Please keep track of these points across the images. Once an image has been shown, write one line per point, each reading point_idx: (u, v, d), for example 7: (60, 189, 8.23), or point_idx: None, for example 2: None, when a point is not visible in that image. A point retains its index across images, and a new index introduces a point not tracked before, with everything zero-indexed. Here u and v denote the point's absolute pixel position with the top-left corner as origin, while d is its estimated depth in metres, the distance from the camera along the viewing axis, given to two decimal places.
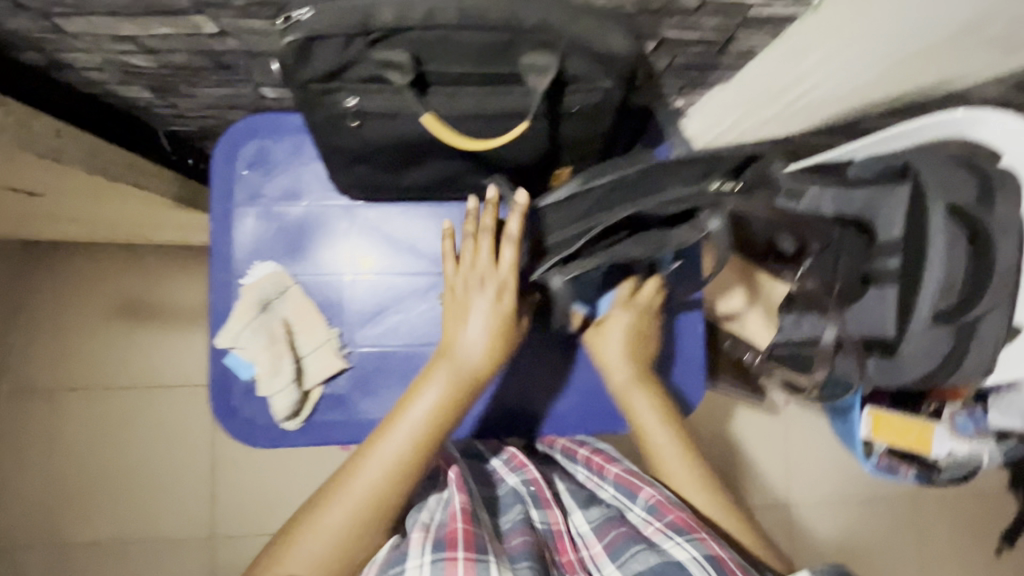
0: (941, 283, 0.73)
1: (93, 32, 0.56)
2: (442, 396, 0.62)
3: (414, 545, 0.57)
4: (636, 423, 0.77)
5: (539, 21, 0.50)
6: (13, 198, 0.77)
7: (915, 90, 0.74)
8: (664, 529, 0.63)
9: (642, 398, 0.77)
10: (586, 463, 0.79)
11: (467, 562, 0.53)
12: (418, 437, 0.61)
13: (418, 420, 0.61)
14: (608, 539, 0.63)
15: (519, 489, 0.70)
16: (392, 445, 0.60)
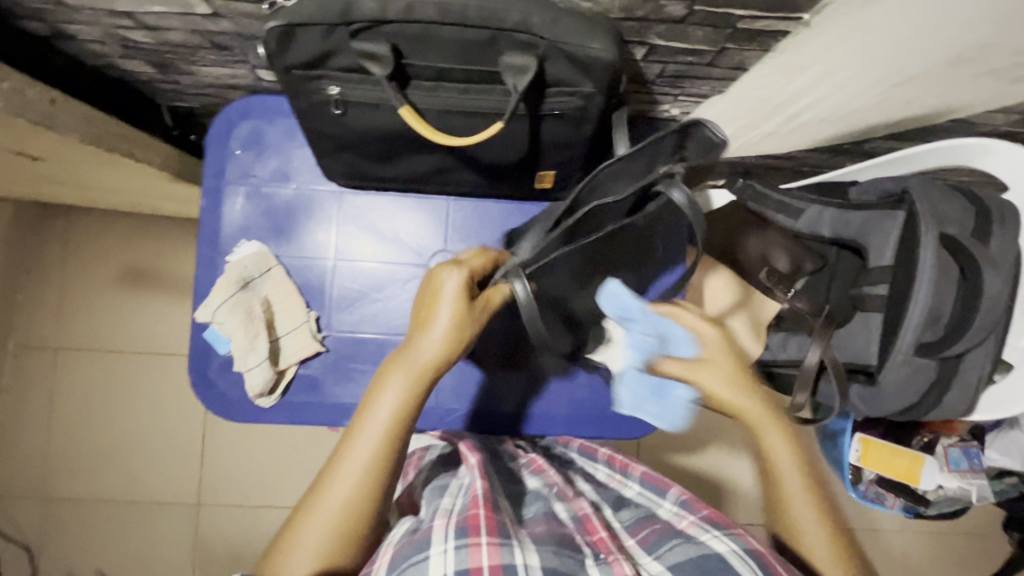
0: (928, 314, 0.70)
1: (91, 6, 0.58)
2: (403, 395, 0.57)
3: (435, 532, 0.54)
4: (769, 460, 0.65)
5: (519, 21, 0.50)
6: (19, 161, 0.80)
7: (917, 114, 0.72)
8: (701, 522, 0.59)
9: (773, 433, 0.66)
10: (608, 463, 0.77)
11: (492, 546, 0.52)
12: (382, 440, 0.55)
13: (379, 426, 0.56)
14: (642, 535, 0.60)
15: (541, 490, 0.69)
16: (359, 457, 0.55)
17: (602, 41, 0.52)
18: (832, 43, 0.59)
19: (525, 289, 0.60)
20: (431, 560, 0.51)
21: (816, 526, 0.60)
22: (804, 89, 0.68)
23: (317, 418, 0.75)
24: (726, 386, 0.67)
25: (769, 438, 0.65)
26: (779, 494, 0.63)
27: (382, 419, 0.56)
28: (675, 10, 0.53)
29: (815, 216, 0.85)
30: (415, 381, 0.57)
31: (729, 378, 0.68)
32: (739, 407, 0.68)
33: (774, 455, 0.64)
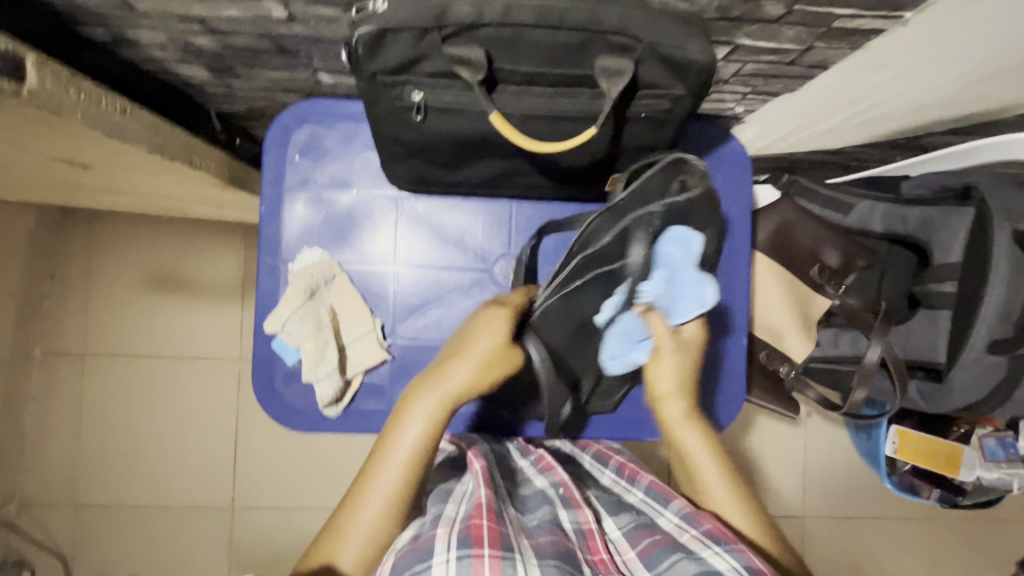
0: (1001, 311, 0.71)
1: (161, 12, 0.56)
2: (431, 420, 0.56)
3: (437, 541, 0.49)
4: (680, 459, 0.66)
5: (619, 24, 0.49)
6: (65, 168, 0.77)
7: (989, 109, 0.72)
8: (702, 537, 0.52)
9: (692, 430, 0.66)
10: (619, 468, 0.71)
11: (495, 560, 0.46)
12: (410, 465, 0.55)
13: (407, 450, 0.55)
14: (642, 546, 0.53)
15: (548, 491, 0.62)
16: (386, 479, 0.55)
17: (700, 42, 0.51)
18: (917, 43, 0.57)
19: (539, 352, 0.66)
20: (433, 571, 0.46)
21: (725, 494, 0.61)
22: (879, 86, 0.66)
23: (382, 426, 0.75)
24: (671, 381, 0.68)
25: (686, 437, 0.66)
26: (703, 483, 0.63)
27: (411, 445, 0.56)
28: (773, 10, 0.53)
29: (865, 212, 0.86)
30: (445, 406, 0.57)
31: (677, 372, 0.68)
32: (665, 409, 0.68)
33: (691, 448, 0.65)
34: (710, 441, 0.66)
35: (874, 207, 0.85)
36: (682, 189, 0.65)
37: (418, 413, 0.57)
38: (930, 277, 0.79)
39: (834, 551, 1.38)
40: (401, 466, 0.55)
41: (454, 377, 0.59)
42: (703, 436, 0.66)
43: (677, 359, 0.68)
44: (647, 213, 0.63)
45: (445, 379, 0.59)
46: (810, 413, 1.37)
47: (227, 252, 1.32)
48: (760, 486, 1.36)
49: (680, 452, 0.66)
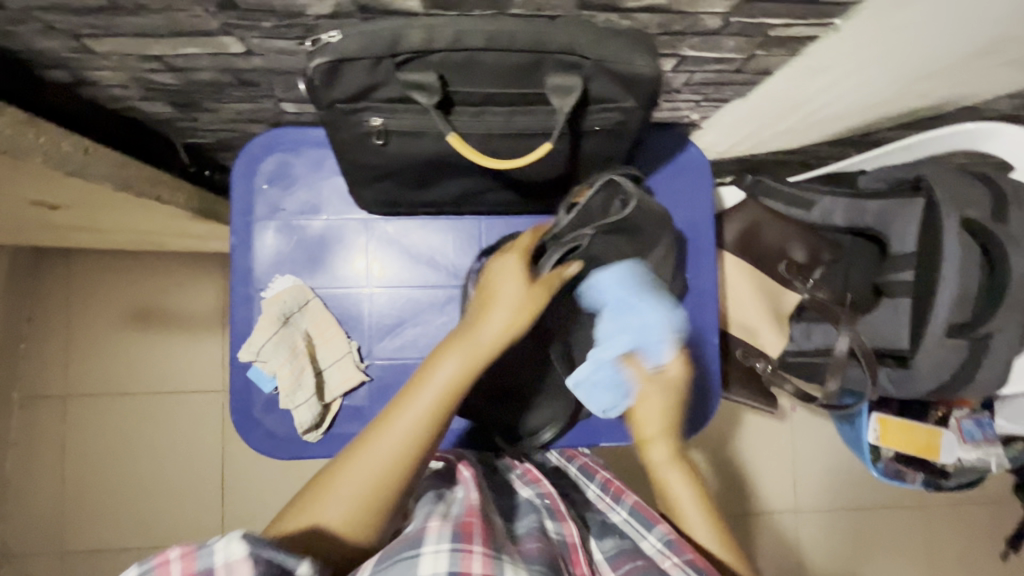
0: (956, 296, 0.74)
1: (121, 52, 0.57)
2: (464, 365, 0.55)
3: (429, 531, 0.49)
4: (669, 498, 0.64)
5: (566, 43, 0.51)
6: (32, 210, 0.77)
7: (929, 104, 0.75)
8: (685, 567, 0.53)
9: (676, 477, 0.64)
10: (603, 484, 0.72)
11: (485, 556, 0.47)
12: (431, 414, 0.53)
13: (429, 400, 0.54)
14: (625, 570, 0.54)
15: (534, 501, 0.63)
16: (401, 425, 0.53)
17: (645, 57, 0.53)
18: (853, 47, 0.60)
19: None
20: (422, 559, 0.46)
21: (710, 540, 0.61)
22: (824, 87, 0.69)
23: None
24: (657, 425, 0.64)
25: (671, 485, 0.64)
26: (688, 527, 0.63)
27: (435, 393, 0.54)
28: (711, 23, 0.56)
29: (829, 206, 0.88)
30: (478, 360, 0.56)
31: (665, 411, 0.64)
32: (650, 456, 0.65)
33: (676, 497, 0.64)
34: (693, 486, 0.64)
35: (835, 203, 0.87)
36: (623, 206, 0.66)
37: (447, 363, 0.55)
38: (889, 266, 0.82)
39: (827, 544, 1.39)
40: (420, 413, 0.53)
41: (485, 331, 0.56)
42: (688, 481, 0.64)
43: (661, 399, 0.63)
44: (580, 240, 0.64)
45: (479, 328, 0.57)
46: (794, 407, 1.39)
47: (205, 283, 1.31)
48: (751, 484, 1.37)
49: (665, 496, 0.65)
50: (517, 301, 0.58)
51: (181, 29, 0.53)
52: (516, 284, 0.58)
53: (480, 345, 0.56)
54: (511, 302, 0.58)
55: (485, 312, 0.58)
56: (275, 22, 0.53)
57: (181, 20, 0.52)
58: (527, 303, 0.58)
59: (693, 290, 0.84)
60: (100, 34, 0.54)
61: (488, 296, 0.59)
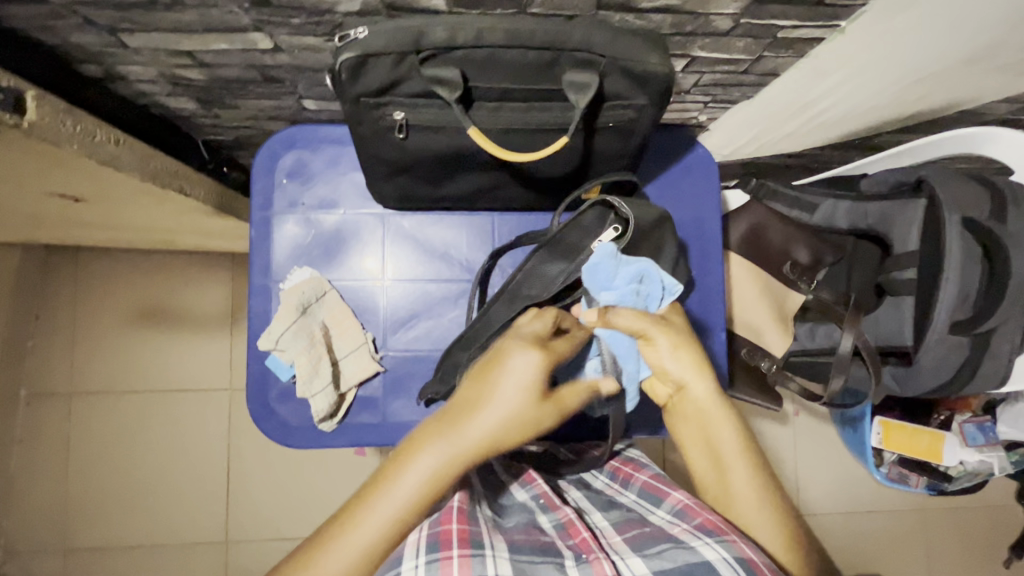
0: (958, 294, 0.75)
1: (152, 47, 0.59)
2: (442, 474, 0.48)
3: (406, 545, 0.47)
4: (714, 451, 0.58)
5: (583, 41, 0.53)
6: (55, 202, 0.79)
7: (929, 108, 0.77)
8: (694, 530, 0.51)
9: (724, 417, 0.58)
10: (614, 472, 0.71)
11: (463, 559, 0.45)
12: (401, 519, 0.48)
13: (401, 502, 0.48)
14: (631, 534, 0.53)
15: (527, 501, 0.61)
16: (364, 531, 0.47)
17: (658, 55, 0.55)
18: (858, 49, 0.62)
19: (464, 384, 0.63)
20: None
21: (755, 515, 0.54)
22: (828, 90, 0.71)
23: (378, 439, 0.76)
24: (680, 365, 0.60)
25: (716, 426, 0.58)
26: (725, 471, 0.57)
27: (408, 494, 0.48)
28: (722, 24, 0.58)
29: (830, 210, 0.89)
30: (460, 464, 0.49)
31: (678, 350, 0.60)
32: (690, 395, 0.60)
33: (721, 439, 0.58)
34: (739, 431, 0.58)
35: (837, 205, 0.89)
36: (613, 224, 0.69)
37: (427, 459, 0.48)
38: (892, 265, 0.84)
39: (831, 547, 1.39)
40: (388, 517, 0.47)
41: (471, 431, 0.49)
42: (736, 424, 0.58)
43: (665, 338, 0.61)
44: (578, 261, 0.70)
45: (465, 429, 0.49)
46: (797, 410, 1.40)
47: (216, 282, 1.33)
48: None
49: (701, 439, 0.59)
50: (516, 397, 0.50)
51: (213, 25, 0.55)
52: (514, 376, 0.50)
53: (466, 445, 0.49)
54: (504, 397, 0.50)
55: (474, 405, 0.50)
56: (303, 19, 0.55)
57: (214, 16, 0.54)
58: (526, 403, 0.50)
59: (700, 288, 0.86)
60: (134, 29, 0.56)
61: (485, 385, 0.51)
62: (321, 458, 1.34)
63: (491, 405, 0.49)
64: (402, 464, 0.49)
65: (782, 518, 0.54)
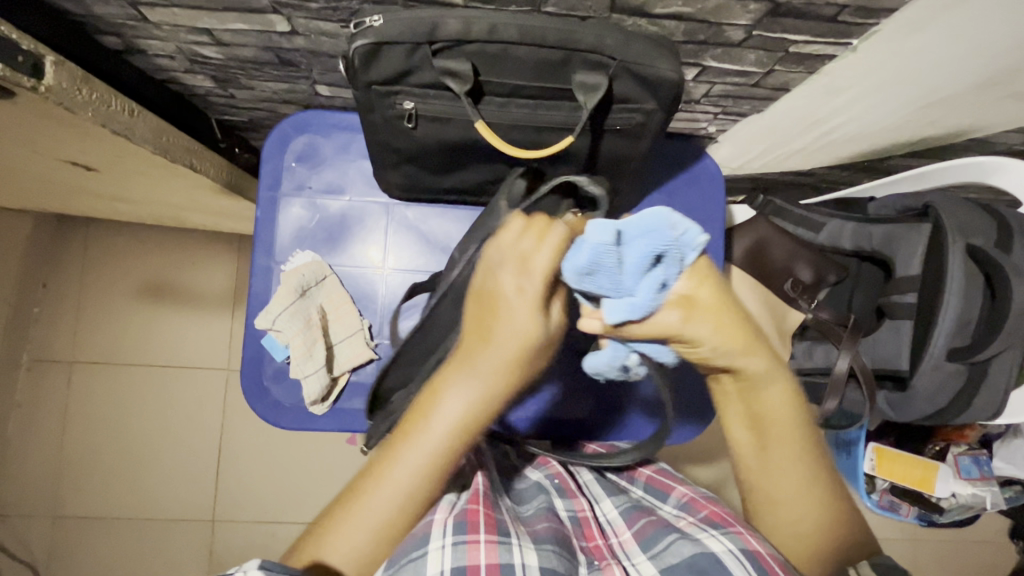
0: (957, 323, 0.75)
1: (172, 23, 0.60)
2: (474, 403, 0.47)
3: (434, 526, 0.50)
4: (763, 421, 0.54)
5: (594, 42, 0.53)
6: (68, 169, 0.80)
7: (939, 134, 0.77)
8: (700, 523, 0.54)
9: (778, 386, 0.53)
10: (618, 468, 0.73)
11: (489, 545, 0.48)
12: (443, 452, 0.48)
13: (435, 442, 0.48)
14: (638, 527, 0.55)
15: (544, 481, 0.65)
16: (403, 472, 0.48)
17: (669, 61, 0.56)
18: (870, 69, 0.63)
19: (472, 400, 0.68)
20: (430, 557, 0.47)
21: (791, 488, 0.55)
22: (838, 108, 0.72)
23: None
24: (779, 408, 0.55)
25: (768, 395, 0.53)
26: (769, 444, 0.55)
27: (440, 433, 0.48)
28: (734, 34, 0.59)
29: (836, 230, 0.91)
30: (490, 396, 0.48)
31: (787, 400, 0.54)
32: (747, 369, 0.51)
33: (773, 414, 0.54)
34: (793, 403, 0.54)
35: (844, 226, 0.90)
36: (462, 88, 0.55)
37: (455, 393, 0.47)
38: (892, 288, 0.83)
39: None
40: (425, 457, 0.48)
41: (489, 365, 0.47)
42: (788, 391, 0.54)
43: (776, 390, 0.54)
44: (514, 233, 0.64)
45: (489, 353, 0.47)
46: None
47: (221, 262, 1.34)
48: None
49: (746, 408, 0.55)
50: (530, 326, 0.47)
51: (233, 5, 0.56)
52: (529, 305, 0.47)
53: (490, 376, 0.47)
54: (519, 327, 0.47)
55: (488, 337, 0.47)
56: (321, 4, 0.56)
57: None
58: (543, 329, 0.48)
59: None
60: (156, 4, 0.57)
61: (492, 308, 0.48)
62: (312, 443, 1.34)
63: (502, 338, 0.47)
64: (434, 397, 0.48)
65: (814, 496, 0.56)
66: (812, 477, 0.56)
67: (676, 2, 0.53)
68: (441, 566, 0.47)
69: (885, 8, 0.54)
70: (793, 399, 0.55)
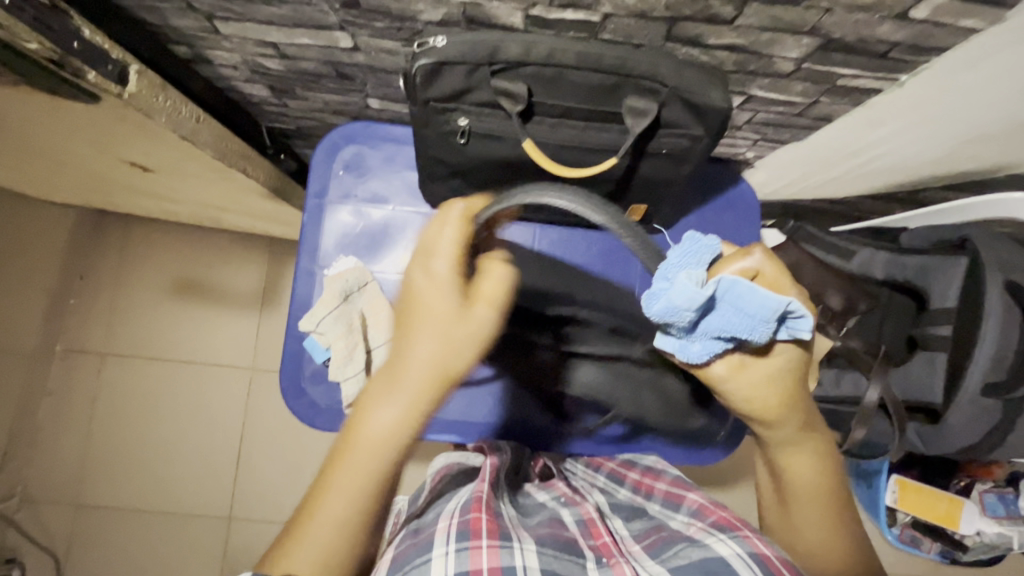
0: (994, 356, 0.74)
1: (242, 36, 0.63)
2: (408, 408, 0.47)
3: (437, 535, 0.50)
4: (789, 478, 0.58)
5: (648, 69, 0.55)
6: (124, 168, 0.83)
7: (978, 169, 0.78)
8: (708, 528, 0.52)
9: (804, 452, 0.57)
10: (634, 486, 0.71)
11: (492, 549, 0.48)
12: (384, 460, 0.48)
13: (368, 460, 0.47)
14: (648, 541, 0.53)
15: (549, 499, 0.65)
16: (349, 480, 0.47)
17: (719, 90, 0.57)
18: (914, 101, 0.63)
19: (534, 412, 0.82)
20: (432, 563, 0.47)
21: (816, 536, 0.57)
22: (879, 138, 0.72)
23: (438, 432, 0.84)
24: (808, 469, 0.57)
25: (795, 460, 0.57)
26: (793, 501, 0.58)
27: (380, 443, 0.47)
28: (784, 66, 0.60)
29: (868, 258, 0.90)
30: (421, 404, 0.48)
31: (816, 458, 0.57)
32: (777, 435, 0.56)
33: (799, 476, 0.57)
34: (822, 473, 0.58)
35: (876, 255, 0.90)
36: (515, 103, 0.56)
37: (386, 403, 0.48)
38: (928, 320, 0.84)
39: None
40: (363, 476, 0.47)
41: (415, 368, 0.48)
42: (815, 458, 0.57)
43: (813, 450, 0.57)
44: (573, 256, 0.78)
45: (411, 357, 0.48)
46: None
47: (253, 262, 1.37)
48: None
49: (776, 466, 0.59)
50: (453, 328, 0.48)
51: (303, 21, 0.59)
52: (451, 302, 0.49)
53: (418, 381, 0.48)
54: (441, 324, 0.48)
55: (413, 340, 0.48)
56: (386, 23, 0.58)
57: (305, 14, 0.58)
58: (466, 327, 0.48)
59: None
60: (231, 18, 0.59)
61: (415, 309, 0.50)
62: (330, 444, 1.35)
63: (428, 340, 0.48)
64: (365, 410, 0.48)
65: (841, 549, 0.57)
66: (841, 533, 0.58)
67: (731, 34, 0.55)
68: (444, 570, 0.46)
69: (936, 47, 0.55)
70: (824, 455, 0.58)
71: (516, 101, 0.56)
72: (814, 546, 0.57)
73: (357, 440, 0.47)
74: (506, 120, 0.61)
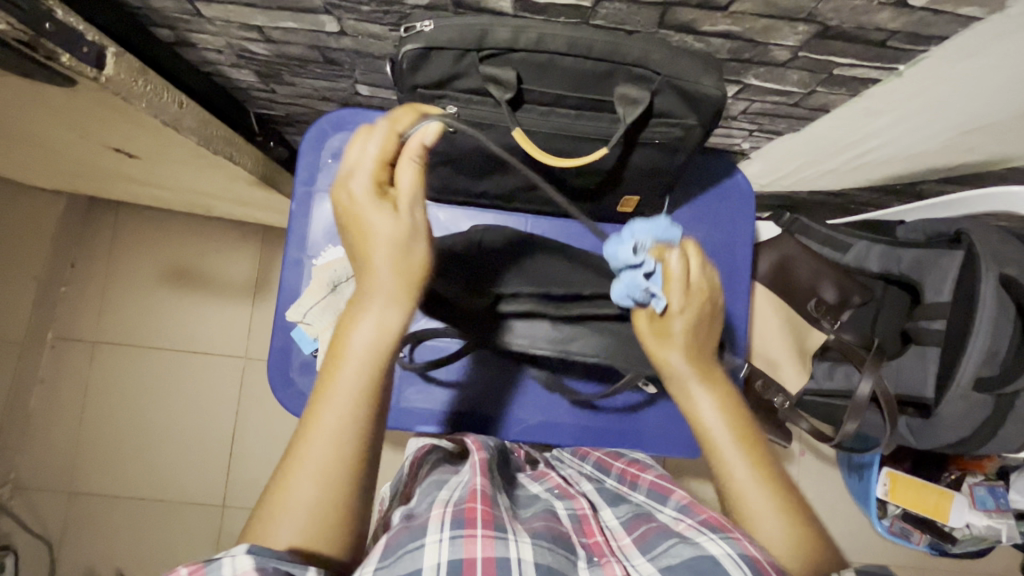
0: (986, 351, 0.74)
1: (225, 19, 0.62)
2: (380, 319, 0.47)
3: (431, 521, 0.50)
4: (700, 428, 0.56)
5: (640, 57, 0.54)
6: (109, 154, 0.82)
7: (976, 162, 0.77)
8: (699, 526, 0.51)
9: (706, 394, 0.56)
10: (620, 475, 0.71)
11: (487, 539, 0.47)
12: (367, 380, 0.47)
13: (353, 381, 0.46)
14: (640, 533, 0.53)
15: (542, 492, 0.64)
16: (332, 410, 0.46)
17: (712, 78, 0.56)
18: (912, 92, 0.62)
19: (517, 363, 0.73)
20: (426, 549, 0.46)
21: (759, 494, 0.52)
22: (877, 130, 0.71)
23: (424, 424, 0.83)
24: (719, 413, 0.56)
25: (701, 403, 0.56)
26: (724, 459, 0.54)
27: (360, 360, 0.47)
28: (779, 55, 0.59)
29: (863, 251, 0.90)
30: (391, 312, 0.48)
31: (718, 399, 0.56)
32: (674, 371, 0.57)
33: (713, 424, 0.55)
34: (731, 416, 0.56)
35: (870, 249, 0.89)
36: (502, 90, 0.55)
37: (361, 320, 0.48)
38: (921, 314, 0.83)
39: None
40: (347, 401, 0.46)
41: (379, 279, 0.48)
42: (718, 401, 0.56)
43: (710, 386, 0.57)
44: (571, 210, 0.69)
45: (375, 269, 0.48)
46: (805, 451, 1.36)
47: (246, 251, 1.36)
48: None
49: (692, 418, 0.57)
50: (399, 233, 0.48)
51: (286, 4, 0.58)
52: (386, 213, 0.48)
53: (386, 291, 0.48)
54: (389, 235, 0.48)
55: (368, 256, 0.48)
56: (372, 7, 0.57)
57: None
58: (408, 230, 0.48)
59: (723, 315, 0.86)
60: (212, 0, 0.58)
61: (357, 228, 0.49)
62: None
63: (382, 251, 0.48)
64: (341, 335, 0.48)
65: (793, 517, 0.52)
66: (781, 491, 0.53)
67: (725, 21, 0.54)
68: (437, 558, 0.45)
69: (934, 35, 0.54)
70: (729, 400, 0.57)
71: (502, 89, 0.55)
72: (760, 509, 0.52)
73: (334, 366, 0.46)
74: (495, 109, 0.60)
